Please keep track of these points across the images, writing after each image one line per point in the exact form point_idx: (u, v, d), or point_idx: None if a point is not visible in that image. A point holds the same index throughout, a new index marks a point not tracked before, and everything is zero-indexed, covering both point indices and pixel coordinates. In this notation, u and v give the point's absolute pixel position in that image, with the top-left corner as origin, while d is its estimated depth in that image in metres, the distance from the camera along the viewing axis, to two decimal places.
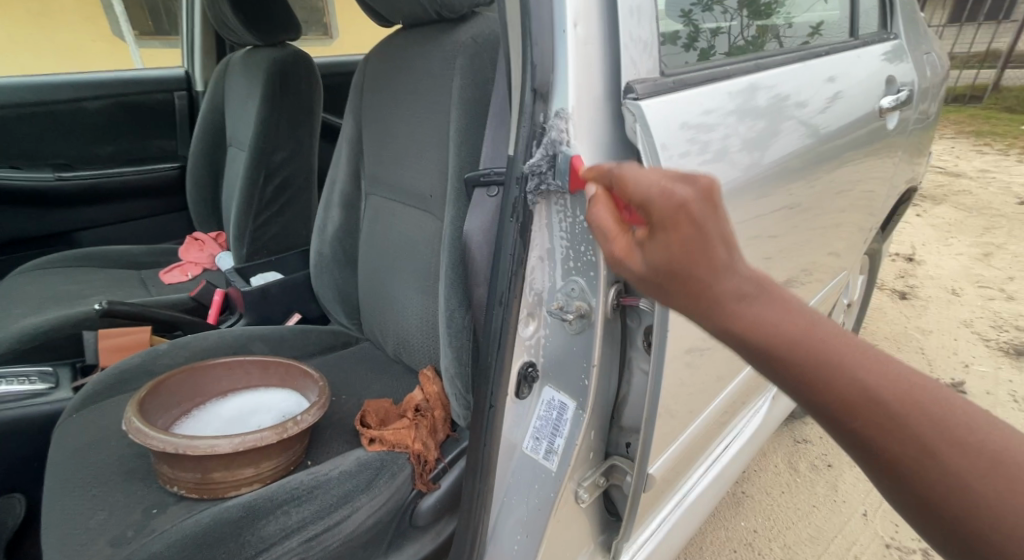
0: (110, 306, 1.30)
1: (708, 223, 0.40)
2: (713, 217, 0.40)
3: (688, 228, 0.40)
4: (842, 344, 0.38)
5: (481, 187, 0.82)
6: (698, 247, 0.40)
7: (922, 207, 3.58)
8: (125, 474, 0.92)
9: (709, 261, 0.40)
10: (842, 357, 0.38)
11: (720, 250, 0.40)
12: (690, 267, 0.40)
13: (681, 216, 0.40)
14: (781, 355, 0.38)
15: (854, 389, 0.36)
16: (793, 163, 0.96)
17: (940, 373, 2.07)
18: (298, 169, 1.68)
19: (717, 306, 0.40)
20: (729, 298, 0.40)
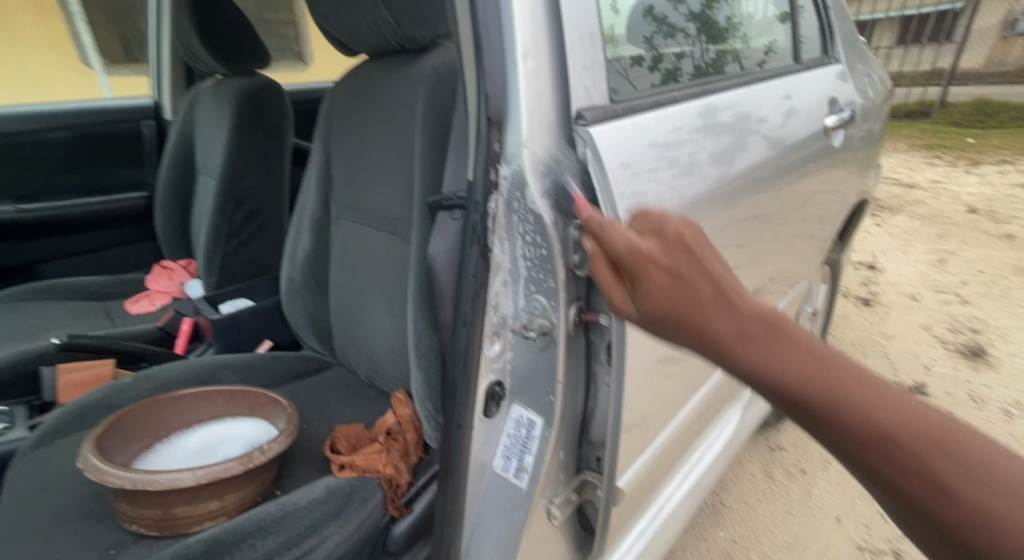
0: (70, 340, 1.28)
1: (689, 265, 0.48)
2: (686, 259, 0.48)
3: (668, 275, 0.48)
4: (851, 383, 0.43)
5: (444, 210, 0.83)
6: (690, 291, 0.47)
7: (880, 217, 3.72)
8: (84, 514, 0.90)
9: (700, 304, 0.46)
10: (847, 394, 0.42)
11: (708, 292, 0.46)
12: (686, 314, 0.47)
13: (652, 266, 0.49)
14: (794, 389, 0.43)
15: (868, 427, 0.41)
16: (755, 178, 1.00)
17: (903, 376, 2.14)
18: (268, 196, 1.68)
19: (723, 352, 0.46)
20: (734, 338, 0.45)
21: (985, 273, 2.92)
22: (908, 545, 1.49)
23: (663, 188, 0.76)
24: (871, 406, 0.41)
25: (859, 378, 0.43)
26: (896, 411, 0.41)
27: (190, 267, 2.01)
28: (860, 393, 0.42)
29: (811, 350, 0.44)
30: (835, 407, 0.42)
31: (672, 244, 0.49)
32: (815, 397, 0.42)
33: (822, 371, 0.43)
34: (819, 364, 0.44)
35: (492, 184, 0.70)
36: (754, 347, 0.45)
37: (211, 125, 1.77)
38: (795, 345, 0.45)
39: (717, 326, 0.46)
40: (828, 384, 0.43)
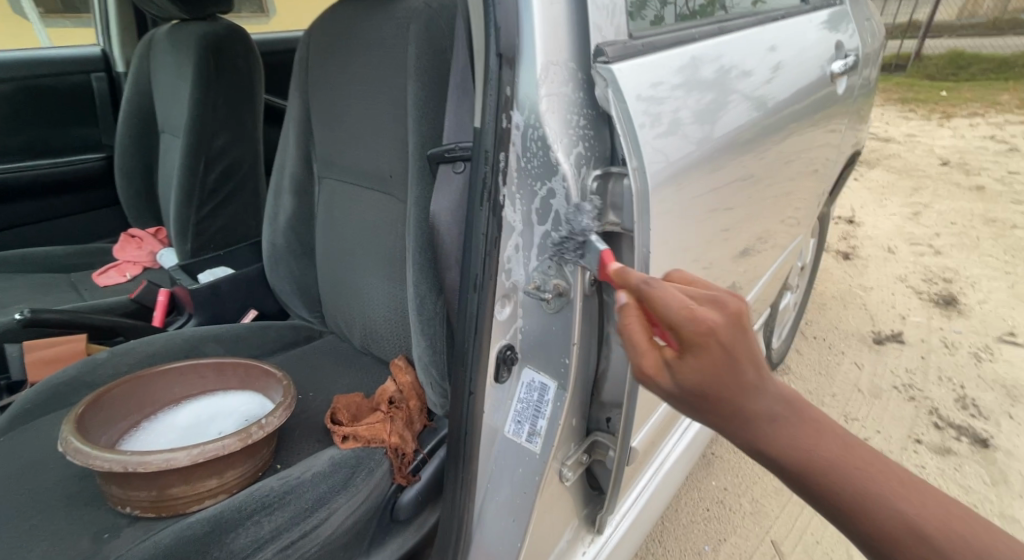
0: (33, 315, 1.17)
1: (740, 341, 0.43)
2: (745, 341, 0.44)
3: (721, 352, 0.43)
4: (871, 473, 0.43)
5: (445, 162, 0.77)
6: (736, 366, 0.43)
7: (859, 171, 3.76)
8: (72, 498, 0.84)
9: (740, 383, 0.44)
10: (859, 474, 0.43)
11: (749, 371, 0.44)
12: (721, 392, 0.44)
13: (714, 342, 0.42)
14: (818, 475, 0.44)
15: (894, 521, 0.41)
16: (742, 136, 0.94)
17: (881, 326, 2.21)
18: (241, 155, 1.58)
19: (747, 424, 0.45)
20: (762, 418, 0.45)
21: (956, 224, 3.00)
22: None
23: (649, 148, 0.67)
24: (882, 485, 0.42)
25: (867, 457, 0.44)
26: (903, 488, 0.42)
27: (159, 235, 1.90)
28: (869, 472, 0.43)
29: (837, 439, 0.45)
30: (847, 485, 0.43)
31: (732, 324, 0.43)
32: (839, 482, 0.43)
33: (837, 451, 0.44)
34: (837, 447, 0.44)
35: (504, 131, 0.64)
36: (773, 424, 0.45)
37: (172, 77, 1.63)
38: (810, 429, 0.45)
39: (754, 406, 0.44)
40: (845, 466, 0.43)
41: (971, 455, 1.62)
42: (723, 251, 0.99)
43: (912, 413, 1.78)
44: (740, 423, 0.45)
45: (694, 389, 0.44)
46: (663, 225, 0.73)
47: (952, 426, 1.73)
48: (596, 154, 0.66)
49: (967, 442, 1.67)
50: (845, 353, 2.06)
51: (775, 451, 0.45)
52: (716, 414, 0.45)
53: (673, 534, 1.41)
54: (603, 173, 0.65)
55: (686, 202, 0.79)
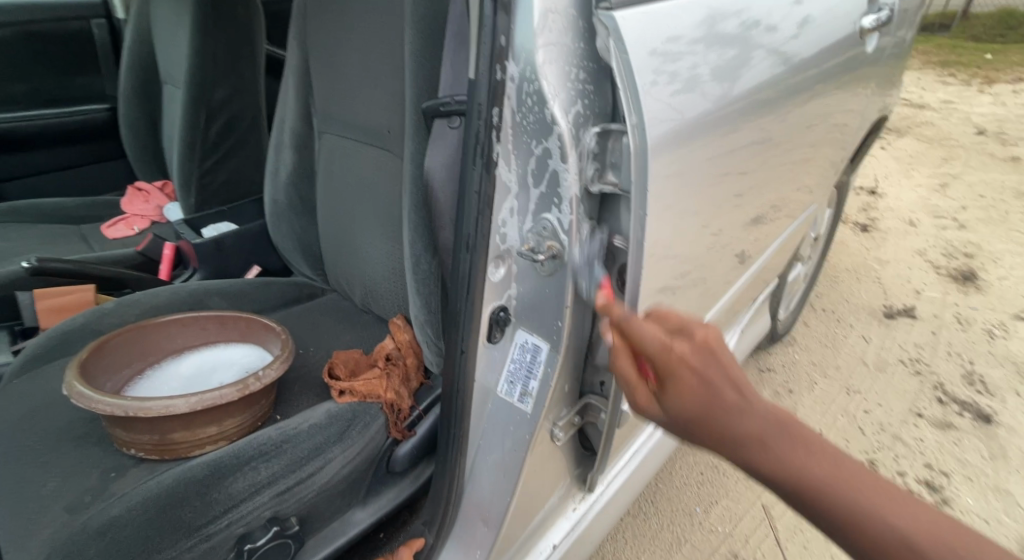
0: (41, 263, 1.21)
1: (711, 365, 0.47)
2: (716, 367, 0.47)
3: (696, 380, 0.47)
4: (857, 483, 0.43)
5: (441, 117, 0.75)
6: (717, 391, 0.46)
7: (887, 139, 3.62)
8: (80, 438, 0.88)
9: (725, 407, 0.46)
10: (847, 488, 0.43)
11: (731, 392, 0.47)
12: (710, 416, 0.47)
13: (683, 370, 0.47)
14: (805, 491, 0.44)
15: (884, 531, 0.41)
16: (760, 97, 0.90)
17: (893, 300, 2.17)
18: (244, 109, 1.56)
19: (745, 447, 0.46)
20: (752, 441, 0.45)
21: (985, 197, 2.90)
22: (883, 456, 1.54)
23: (661, 105, 0.65)
24: (873, 503, 0.42)
25: (859, 473, 0.44)
26: (897, 505, 0.42)
27: (166, 189, 1.91)
28: (859, 487, 0.43)
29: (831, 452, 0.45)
30: (834, 500, 0.43)
31: (699, 350, 0.48)
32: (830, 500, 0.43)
33: (828, 470, 0.44)
34: (826, 462, 0.44)
35: (498, 84, 0.62)
36: (767, 445, 0.45)
37: (172, 24, 1.60)
38: (805, 445, 0.45)
39: (744, 428, 0.46)
40: (833, 479, 0.43)
41: (972, 430, 1.62)
42: (731, 220, 0.97)
43: (917, 387, 1.77)
44: (736, 447, 0.46)
45: (685, 417, 0.48)
46: (669, 189, 0.71)
47: (956, 401, 1.72)
48: (596, 110, 0.63)
49: (969, 418, 1.66)
50: (854, 326, 2.04)
51: (768, 472, 0.45)
52: (710, 440, 0.48)
53: (665, 496, 1.43)
54: (601, 130, 0.63)
55: (698, 165, 0.77)
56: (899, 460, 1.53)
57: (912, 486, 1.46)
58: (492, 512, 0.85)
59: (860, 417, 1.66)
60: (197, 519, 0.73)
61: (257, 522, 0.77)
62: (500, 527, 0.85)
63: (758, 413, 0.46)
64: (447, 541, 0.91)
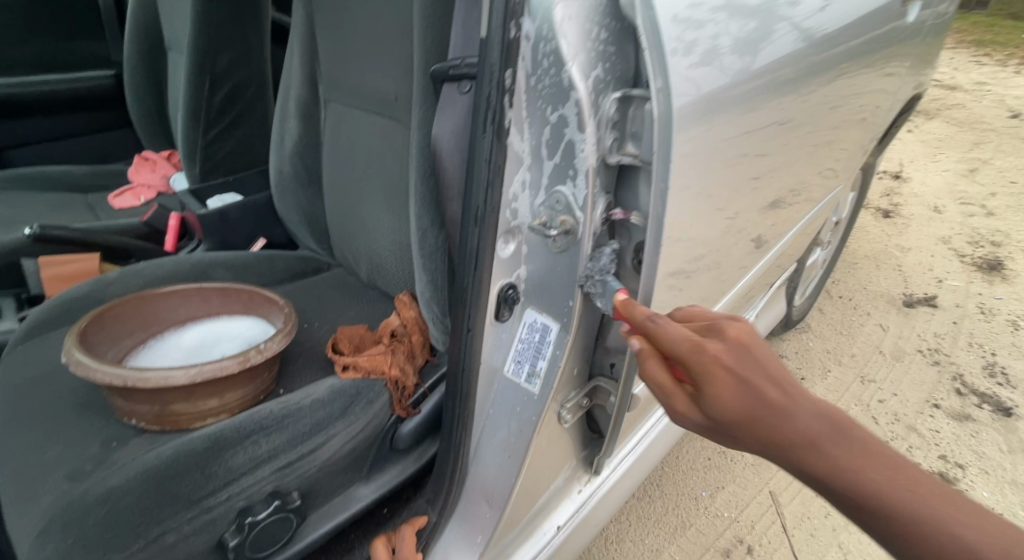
0: (43, 230, 1.22)
1: (749, 365, 0.46)
2: (757, 366, 0.46)
3: (733, 378, 0.46)
4: (920, 490, 0.42)
5: (450, 81, 0.72)
6: (761, 392, 0.45)
7: (914, 122, 3.50)
8: (83, 406, 0.88)
9: (769, 408, 0.45)
10: (909, 496, 0.41)
11: (777, 393, 0.45)
12: (755, 418, 0.45)
13: (719, 367, 0.46)
14: (865, 496, 0.42)
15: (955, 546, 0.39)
16: (784, 72, 0.85)
17: (914, 288, 2.11)
18: (249, 77, 1.53)
19: (791, 449, 0.45)
20: (799, 441, 0.44)
21: (1016, 184, 2.80)
22: (897, 446, 1.51)
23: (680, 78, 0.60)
24: (943, 512, 0.40)
25: (921, 478, 0.42)
26: (966, 515, 0.40)
27: (172, 159, 1.90)
28: (924, 494, 0.41)
29: (886, 456, 0.44)
30: (899, 509, 0.41)
31: (735, 348, 0.47)
32: (888, 507, 0.41)
33: (887, 474, 0.42)
34: (884, 466, 0.43)
35: (511, 43, 0.57)
36: (816, 446, 0.44)
37: None
38: (860, 449, 0.44)
39: (793, 432, 0.44)
40: (893, 486, 0.42)
41: (990, 422, 1.58)
42: (749, 202, 0.92)
43: (934, 377, 1.73)
44: (786, 452, 0.45)
45: (728, 419, 0.46)
46: (688, 167, 0.66)
47: (975, 393, 1.68)
48: (617, 74, 0.59)
49: (988, 410, 1.62)
50: (871, 314, 1.99)
51: (823, 475, 0.44)
52: (758, 445, 0.46)
53: (671, 480, 1.42)
54: (622, 96, 0.58)
55: (719, 144, 0.72)
56: (913, 451, 1.50)
57: None
58: (496, 492, 0.84)
59: (874, 406, 1.62)
60: (197, 491, 0.72)
61: (257, 495, 0.77)
62: (504, 507, 0.83)
63: (809, 418, 0.45)
64: (449, 521, 0.89)
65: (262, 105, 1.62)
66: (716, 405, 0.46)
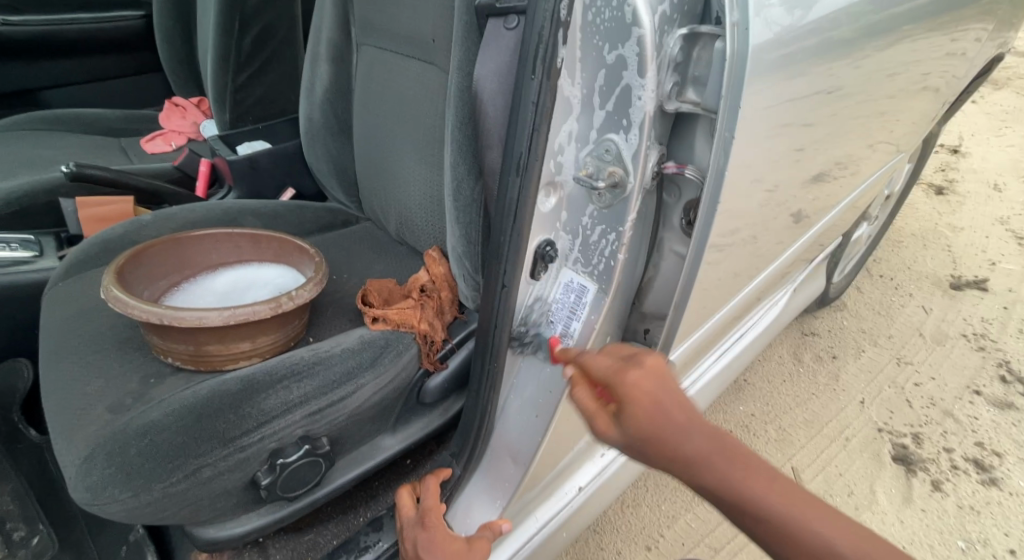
0: (79, 170, 1.23)
1: (664, 391, 0.50)
2: (668, 392, 0.50)
3: (653, 405, 0.49)
4: (792, 495, 0.47)
5: (497, 17, 0.69)
6: (666, 412, 0.49)
7: (979, 93, 3.28)
8: (120, 343, 0.89)
9: (674, 426, 0.49)
10: (783, 504, 0.46)
11: (679, 414, 0.50)
12: (663, 437, 0.49)
13: (645, 397, 0.49)
14: (744, 507, 0.47)
15: (822, 548, 0.44)
16: (843, 34, 0.76)
17: (963, 270, 2.01)
18: (279, 20, 1.49)
19: (686, 464, 0.49)
20: (694, 456, 0.49)
21: None
22: (930, 430, 1.46)
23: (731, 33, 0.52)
24: (801, 516, 0.46)
25: (788, 485, 0.48)
26: (834, 520, 0.45)
27: (203, 105, 1.90)
28: (796, 502, 0.46)
29: (763, 465, 0.49)
30: (773, 517, 0.46)
31: (654, 377, 0.51)
32: (763, 515, 0.47)
33: (765, 486, 0.47)
34: (764, 475, 0.48)
35: None
36: (709, 461, 0.48)
37: None
38: (741, 461, 0.49)
39: (691, 447, 0.49)
40: (767, 496, 0.47)
41: None
42: (793, 174, 0.85)
43: (978, 363, 1.66)
44: (684, 466, 0.49)
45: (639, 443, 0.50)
46: (749, 124, 0.61)
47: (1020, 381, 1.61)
48: (685, 9, 0.55)
49: None
50: (913, 295, 1.91)
51: (712, 488, 0.49)
52: (662, 462, 0.50)
53: None
54: (687, 35, 0.54)
55: (772, 105, 0.65)
56: (947, 436, 1.45)
57: (958, 464, 1.39)
58: (521, 450, 0.83)
59: (909, 389, 1.57)
60: (232, 430, 0.72)
61: (289, 438, 0.78)
62: (529, 465, 0.83)
63: (702, 435, 0.49)
64: (473, 474, 0.90)
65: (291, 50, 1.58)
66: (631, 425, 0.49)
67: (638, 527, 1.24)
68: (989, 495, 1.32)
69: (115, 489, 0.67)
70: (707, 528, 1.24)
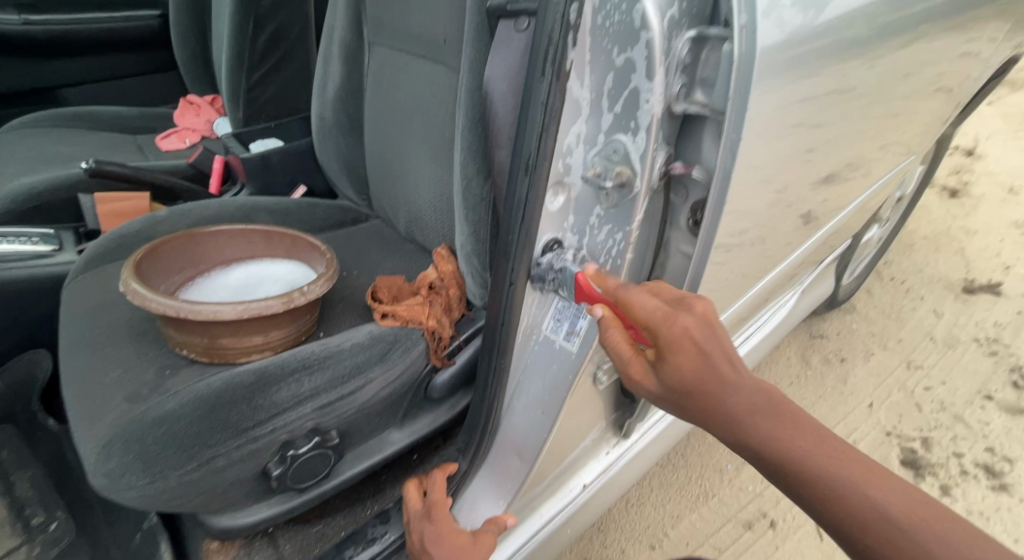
0: (98, 166, 1.27)
1: (710, 339, 0.52)
2: (716, 341, 0.52)
3: (696, 354, 0.51)
4: (835, 453, 0.50)
5: (506, 19, 0.70)
6: (714, 363, 0.52)
7: (996, 94, 3.24)
8: (137, 335, 0.92)
9: (716, 376, 0.52)
10: (824, 461, 0.50)
11: (724, 367, 0.52)
12: (705, 386, 0.52)
13: (689, 342, 0.51)
14: (784, 458, 0.51)
15: (861, 500, 0.48)
16: (854, 37, 0.76)
17: (976, 274, 1.99)
18: (293, 19, 1.51)
19: (729, 414, 0.53)
20: (738, 409, 0.52)
21: None
22: (940, 435, 1.46)
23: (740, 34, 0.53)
24: (839, 470, 0.49)
25: (832, 444, 0.51)
26: (870, 475, 0.49)
27: (217, 103, 1.92)
28: (839, 459, 0.50)
29: (809, 426, 0.52)
30: (816, 471, 0.49)
31: (702, 324, 0.51)
32: (804, 468, 0.50)
33: (809, 441, 0.51)
34: (807, 433, 0.51)
35: None
36: (753, 413, 0.52)
37: None
38: (786, 419, 0.52)
39: (734, 400, 0.52)
40: (811, 451, 0.50)
41: None
42: (802, 176, 0.85)
43: (989, 368, 1.65)
44: (727, 416, 0.53)
45: (681, 387, 0.53)
46: (757, 125, 0.61)
47: None
48: (693, 10, 0.55)
49: None
50: (924, 298, 1.89)
51: (755, 440, 0.52)
52: (705, 408, 0.53)
53: (697, 450, 1.40)
54: (696, 37, 0.54)
55: (782, 106, 0.65)
56: (957, 441, 1.45)
57: (967, 469, 1.39)
58: (527, 446, 0.84)
59: (918, 393, 1.57)
60: (245, 421, 0.75)
61: (299, 430, 0.80)
62: (534, 461, 0.84)
63: (748, 390, 0.53)
64: (480, 469, 0.91)
65: (304, 49, 1.60)
66: (675, 369, 0.52)
67: (643, 526, 1.25)
68: (998, 501, 1.31)
69: (133, 476, 0.71)
70: (711, 528, 1.24)
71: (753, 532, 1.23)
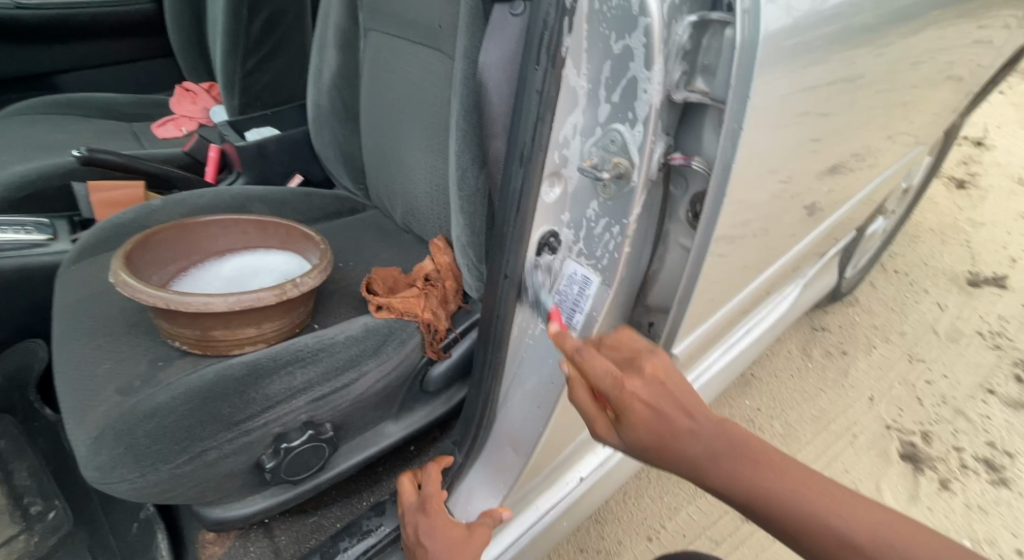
0: (90, 154, 1.25)
1: (660, 396, 0.51)
2: (667, 398, 0.51)
3: (646, 408, 0.51)
4: (805, 486, 0.47)
5: (502, 2, 0.67)
6: (666, 419, 0.51)
7: (1008, 84, 3.18)
8: (129, 326, 0.91)
9: (672, 425, 0.50)
10: (794, 496, 0.47)
11: (680, 419, 0.51)
12: (663, 441, 0.51)
13: (636, 402, 0.50)
14: (755, 499, 0.48)
15: (831, 536, 0.45)
16: (862, 24, 0.73)
17: (982, 267, 1.97)
18: (289, 4, 1.49)
19: (691, 466, 0.51)
20: (699, 456, 0.50)
21: None
22: (940, 429, 1.45)
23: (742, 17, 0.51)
24: (807, 506, 0.46)
25: (795, 474, 0.48)
26: (839, 505, 0.46)
27: (214, 90, 1.91)
28: (807, 494, 0.47)
29: (773, 458, 0.50)
30: (785, 509, 0.47)
31: (649, 385, 0.51)
32: (774, 506, 0.47)
33: (774, 477, 0.48)
34: (773, 466, 0.49)
35: None
36: (713, 458, 0.50)
37: None
38: (748, 455, 0.50)
39: (691, 448, 0.50)
40: (775, 484, 0.48)
41: None
42: (805, 167, 0.83)
43: (993, 362, 1.63)
44: (691, 467, 0.51)
45: (643, 446, 0.52)
46: (760, 116, 0.59)
47: None
48: None
49: None
50: (929, 291, 1.87)
51: (722, 485, 0.50)
52: (666, 462, 0.52)
53: None
54: (697, 22, 0.52)
55: (785, 95, 0.63)
56: (958, 435, 1.44)
57: (968, 463, 1.38)
58: (523, 440, 0.83)
59: (920, 387, 1.55)
60: (236, 414, 0.74)
61: (293, 423, 0.80)
62: (530, 455, 0.83)
63: (706, 433, 0.50)
64: (474, 463, 0.91)
65: (300, 35, 1.57)
66: (631, 432, 0.52)
67: (640, 517, 1.25)
68: (998, 495, 1.30)
69: (124, 469, 0.70)
70: (708, 521, 1.24)
71: (750, 524, 1.23)
